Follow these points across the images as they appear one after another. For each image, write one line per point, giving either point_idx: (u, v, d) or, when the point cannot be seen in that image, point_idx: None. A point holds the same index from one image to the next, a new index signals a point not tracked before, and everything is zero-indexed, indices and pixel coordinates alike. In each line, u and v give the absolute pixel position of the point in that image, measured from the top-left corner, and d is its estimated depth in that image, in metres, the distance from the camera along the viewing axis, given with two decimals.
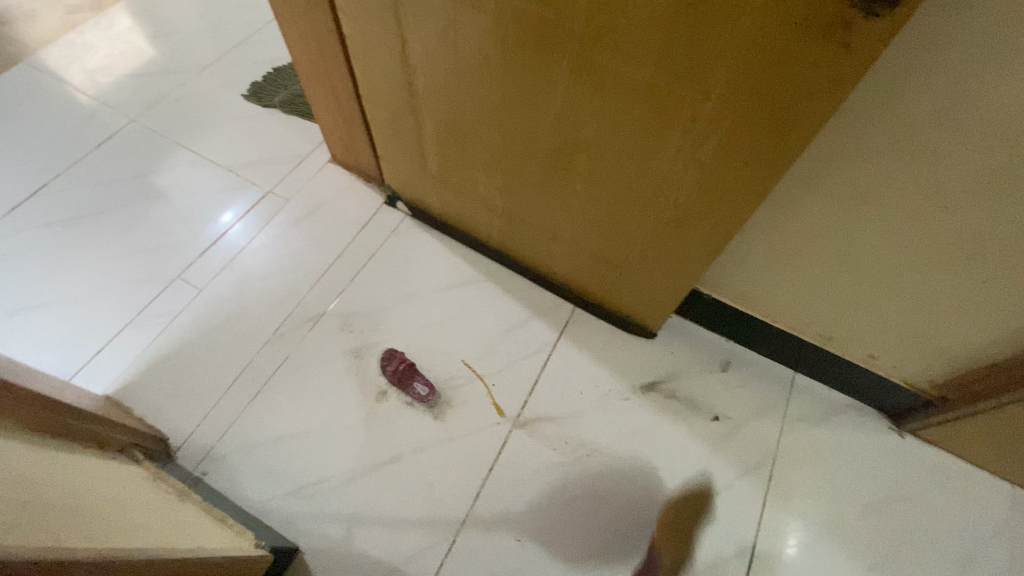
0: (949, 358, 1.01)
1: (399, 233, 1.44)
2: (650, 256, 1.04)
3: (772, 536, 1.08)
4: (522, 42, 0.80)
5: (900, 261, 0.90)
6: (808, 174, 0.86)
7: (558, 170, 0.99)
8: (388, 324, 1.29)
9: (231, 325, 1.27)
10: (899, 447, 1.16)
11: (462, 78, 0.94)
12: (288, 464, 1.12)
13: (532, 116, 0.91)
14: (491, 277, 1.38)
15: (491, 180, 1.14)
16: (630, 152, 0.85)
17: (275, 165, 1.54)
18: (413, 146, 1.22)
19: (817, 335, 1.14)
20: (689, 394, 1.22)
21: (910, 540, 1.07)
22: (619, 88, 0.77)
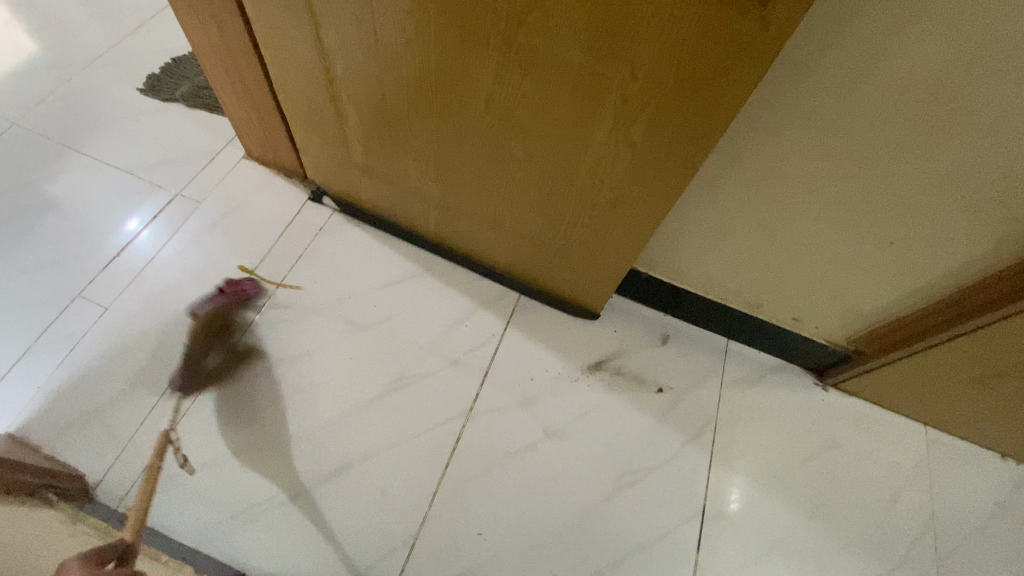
0: (860, 312, 1.11)
1: (329, 230, 1.36)
2: (589, 239, 1.05)
3: (718, 495, 1.14)
4: (449, 26, 0.77)
5: (815, 228, 0.97)
6: (730, 150, 0.90)
7: (495, 159, 0.98)
8: (325, 329, 1.23)
9: (146, 342, 1.17)
10: (824, 399, 1.26)
11: (387, 60, 0.89)
12: (229, 484, 1.05)
13: (462, 103, 0.89)
14: (432, 270, 1.34)
15: (423, 170, 1.11)
16: (566, 138, 0.85)
17: (184, 165, 1.41)
18: (336, 136, 1.15)
19: (747, 303, 1.21)
20: (633, 369, 1.26)
21: (837, 483, 1.17)
22: (548, 72, 0.76)
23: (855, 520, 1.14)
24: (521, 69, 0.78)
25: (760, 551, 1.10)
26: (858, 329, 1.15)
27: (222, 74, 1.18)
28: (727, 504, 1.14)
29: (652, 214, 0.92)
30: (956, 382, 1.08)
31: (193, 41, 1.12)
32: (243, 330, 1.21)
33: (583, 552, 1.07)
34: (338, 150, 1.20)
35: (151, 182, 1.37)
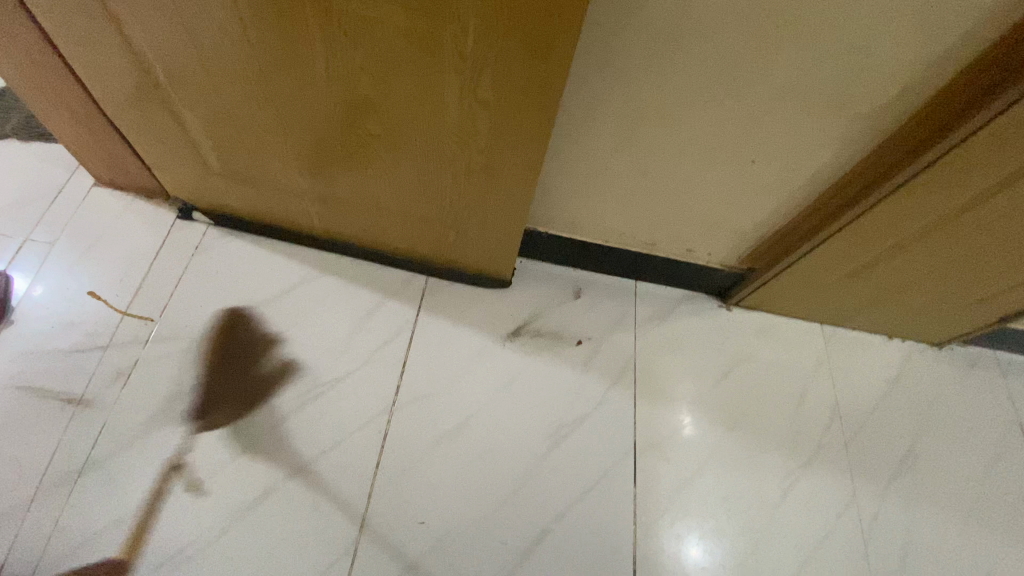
0: (869, 312, 1.15)
1: (212, 249, 1.09)
2: (625, 218, 1.02)
3: (765, 490, 1.03)
4: (349, 35, 0.64)
5: (755, 188, 0.90)
6: (672, 59, 0.70)
7: (391, 120, 0.75)
8: (305, 286, 1.08)
9: (20, 416, 0.90)
10: (845, 352, 1.20)
11: (291, 89, 0.75)
12: (208, 456, 0.91)
13: (331, 36, 0.65)
14: (335, 270, 1.10)
15: (290, 164, 0.90)
16: (673, 105, 0.76)
17: (31, 198, 1.08)
18: (268, 183, 0.96)
19: (647, 242, 1.08)
20: (552, 327, 1.12)
21: (881, 449, 1.10)
22: (644, 45, 0.68)
23: (904, 489, 1.07)
24: (478, 29, 0.60)
25: (831, 537, 1.00)
26: (858, 324, 1.20)
27: (104, 52, 0.78)
28: (773, 491, 1.03)
29: (707, 194, 0.92)
30: (920, 345, 1.24)
31: (63, 33, 0.77)
32: (173, 287, 1.04)
33: (619, 539, 0.95)
34: (299, 149, 0.86)
35: (15, 229, 1.05)
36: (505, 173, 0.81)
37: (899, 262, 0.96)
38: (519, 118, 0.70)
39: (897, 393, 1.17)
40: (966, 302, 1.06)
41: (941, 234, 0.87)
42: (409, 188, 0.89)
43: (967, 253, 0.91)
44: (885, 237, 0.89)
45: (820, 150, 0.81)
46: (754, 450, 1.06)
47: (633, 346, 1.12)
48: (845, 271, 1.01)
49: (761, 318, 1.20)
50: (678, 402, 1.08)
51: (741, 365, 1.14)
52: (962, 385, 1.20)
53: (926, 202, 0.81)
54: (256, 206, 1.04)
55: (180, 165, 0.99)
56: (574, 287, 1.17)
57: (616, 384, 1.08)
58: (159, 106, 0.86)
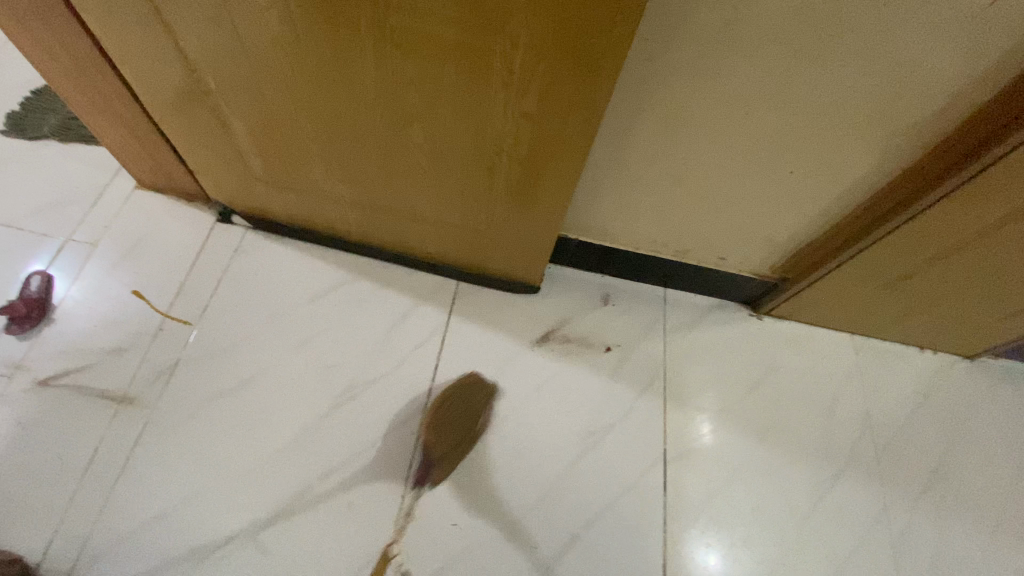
0: (902, 323, 1.14)
1: (249, 251, 1.11)
2: (657, 227, 1.02)
3: (794, 501, 1.02)
4: (398, 48, 0.66)
5: (792, 199, 0.89)
6: (716, 72, 0.70)
7: (433, 129, 0.76)
8: (339, 289, 1.09)
9: (65, 413, 0.93)
10: (876, 362, 1.19)
11: (336, 98, 0.76)
12: (245, 455, 0.93)
13: (380, 49, 0.67)
14: (368, 274, 1.12)
15: (329, 170, 0.91)
16: (715, 117, 0.76)
17: (74, 200, 1.12)
18: (306, 188, 0.98)
19: (678, 250, 1.08)
20: (580, 334, 1.12)
21: (912, 462, 1.09)
22: (688, 58, 0.69)
23: (935, 502, 1.06)
24: (527, 44, 0.61)
25: (862, 549, 1.00)
26: (889, 335, 1.19)
27: (156, 61, 0.80)
28: (803, 502, 1.03)
29: (742, 205, 0.92)
30: (952, 357, 1.22)
31: (118, 43, 0.79)
32: (211, 289, 1.06)
33: (647, 546, 0.95)
34: (340, 157, 0.88)
35: (60, 230, 1.08)
36: (544, 184, 0.81)
37: (936, 275, 0.95)
38: (561, 132, 0.70)
39: (929, 405, 1.16)
40: (1002, 316, 1.05)
41: (981, 248, 0.86)
42: (446, 196, 0.90)
43: (1007, 267, 0.90)
44: (923, 249, 0.89)
45: (862, 163, 0.80)
46: (783, 461, 1.06)
47: (662, 354, 1.13)
48: (881, 282, 1.00)
49: (791, 328, 1.20)
50: (706, 411, 1.08)
51: (770, 375, 1.14)
52: (996, 399, 1.18)
53: (968, 215, 0.80)
54: (293, 210, 1.06)
55: (222, 170, 1.01)
56: (602, 294, 1.17)
57: (645, 392, 1.08)
58: (206, 113, 0.88)
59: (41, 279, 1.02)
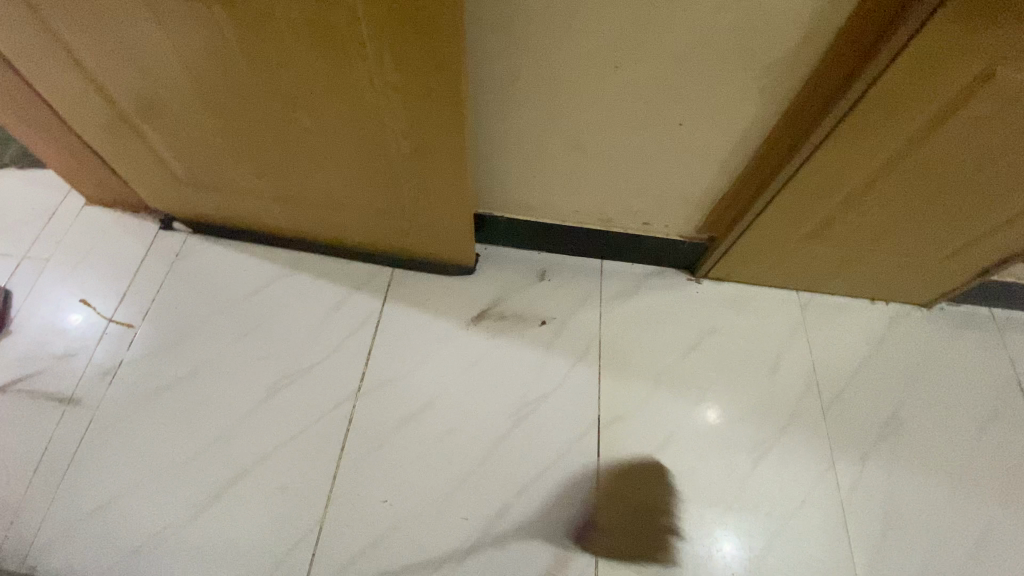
0: (843, 274, 1.12)
1: (190, 255, 1.16)
2: (574, 195, 1.03)
3: (737, 459, 1.01)
4: (258, 36, 0.69)
5: (690, 152, 0.90)
6: (570, 28, 0.71)
7: (316, 112, 0.79)
8: (278, 284, 1.13)
9: (18, 416, 0.98)
10: (825, 317, 1.17)
11: (224, 93, 0.80)
12: (185, 446, 0.96)
13: (244, 39, 0.70)
14: (306, 268, 1.16)
15: (244, 165, 0.96)
16: (586, 74, 0.77)
17: (27, 220, 1.18)
18: (229, 185, 1.02)
19: (601, 216, 1.09)
20: (516, 310, 1.13)
21: (863, 413, 1.07)
22: (541, 19, 0.70)
23: (889, 453, 1.03)
24: (366, 16, 0.63)
25: (808, 502, 0.98)
26: (837, 288, 1.17)
27: (63, 82, 0.85)
28: (745, 459, 1.01)
29: (645, 162, 0.93)
30: (908, 306, 1.19)
31: (24, 69, 0.84)
32: (155, 292, 1.11)
33: (583, 511, 0.95)
34: (250, 151, 0.92)
35: (14, 248, 1.15)
36: (434, 154, 0.84)
37: (855, 216, 0.94)
38: (429, 97, 0.73)
39: (881, 356, 1.13)
40: (941, 255, 1.02)
41: (888, 182, 0.85)
42: (355, 179, 0.94)
43: (922, 199, 0.88)
44: (832, 189, 0.88)
45: (746, 104, 0.80)
46: (725, 421, 1.04)
47: (599, 323, 1.13)
48: (804, 230, 0.99)
49: (733, 290, 1.19)
50: (644, 376, 1.08)
51: (710, 337, 1.13)
52: (955, 345, 1.15)
53: (861, 146, 0.79)
54: (226, 210, 1.10)
55: (154, 179, 1.06)
56: (538, 270, 1.18)
57: (581, 361, 1.08)
58: (120, 124, 0.93)
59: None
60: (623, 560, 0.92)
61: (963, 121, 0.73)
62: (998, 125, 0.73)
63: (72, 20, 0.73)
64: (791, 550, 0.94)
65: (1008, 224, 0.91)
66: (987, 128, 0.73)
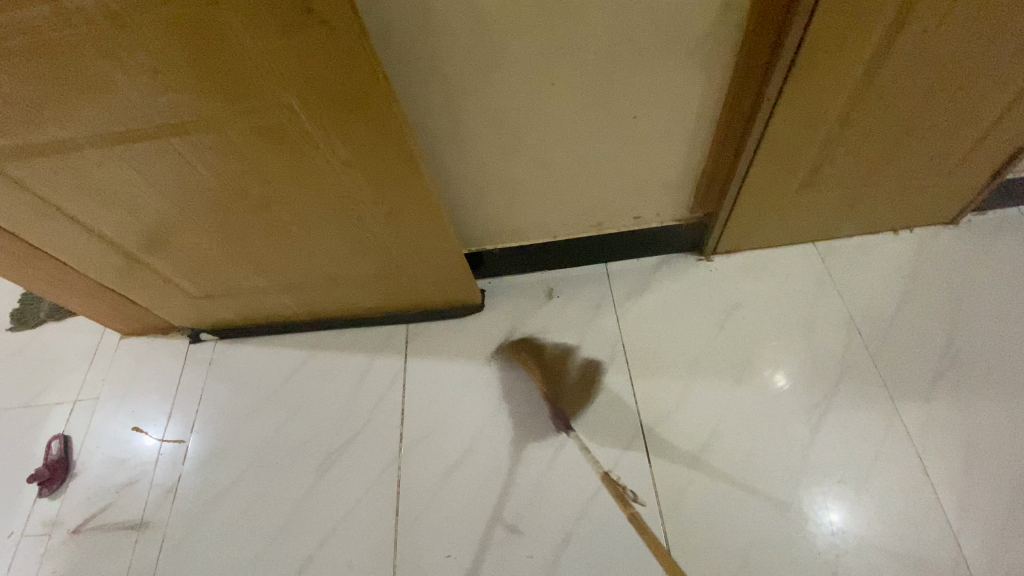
0: (852, 215, 1.07)
1: (221, 360, 1.22)
2: (556, 211, 1.04)
3: (793, 430, 0.96)
4: (217, 154, 0.74)
5: (652, 142, 0.89)
6: (494, 64, 0.74)
7: (289, 204, 0.84)
8: (305, 368, 1.17)
9: (98, 552, 1.03)
10: (849, 261, 1.12)
11: (204, 211, 0.85)
12: (252, 544, 0.99)
13: (207, 161, 0.75)
14: (327, 345, 1.19)
15: (243, 268, 1.01)
16: (527, 99, 0.79)
17: (73, 366, 1.27)
18: (237, 289, 1.08)
19: (589, 224, 1.09)
20: (532, 335, 1.13)
21: (915, 350, 1.01)
22: (468, 64, 0.73)
23: (954, 385, 0.96)
24: (303, 109, 0.67)
25: (881, 457, 0.92)
26: (851, 230, 1.12)
27: (68, 241, 0.93)
28: (801, 426, 0.96)
29: (613, 164, 0.93)
30: (934, 227, 1.13)
31: (34, 239, 0.92)
32: (195, 403, 1.17)
33: (647, 521, 0.92)
34: (243, 255, 0.97)
35: (66, 395, 1.23)
36: (407, 212, 0.87)
37: (842, 155, 0.91)
38: (385, 164, 0.76)
39: (918, 285, 1.07)
40: (947, 169, 0.97)
41: (860, 115, 0.83)
42: (346, 254, 0.97)
43: (905, 121, 0.85)
44: (807, 137, 0.85)
45: (692, 82, 0.80)
46: (770, 395, 1.00)
47: (617, 327, 1.12)
48: (795, 183, 0.96)
49: (745, 259, 1.16)
50: (675, 369, 1.05)
51: (734, 312, 1.10)
52: (997, 254, 1.08)
53: (822, 87, 0.77)
54: (241, 312, 1.16)
55: (170, 301, 1.13)
56: (546, 290, 1.18)
57: (608, 370, 1.07)
58: (128, 262, 1.00)
59: (59, 441, 1.15)
60: (700, 563, 0.88)
61: (915, 34, 0.71)
62: (953, 26, 0.70)
63: (59, 186, 0.79)
64: (879, 514, 0.88)
65: (1006, 120, 0.86)
66: (943, 33, 0.71)
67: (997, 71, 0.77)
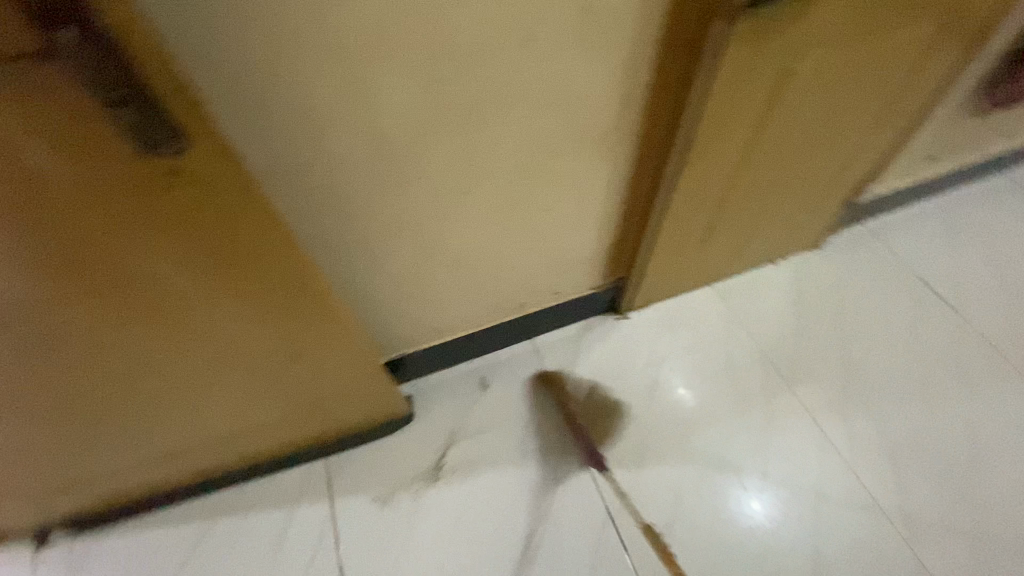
0: (743, 254, 1.16)
1: (88, 562, 0.95)
2: (477, 304, 0.98)
3: (745, 475, 1.01)
4: (54, 340, 0.57)
5: (566, 225, 0.88)
6: (399, 184, 0.67)
7: (166, 372, 0.68)
8: (210, 540, 0.96)
9: None
10: (748, 295, 1.21)
11: (41, 405, 0.66)
12: None
13: (41, 351, 0.58)
14: (232, 504, 0.99)
15: (104, 452, 0.80)
16: (439, 211, 0.73)
17: None
18: (96, 475, 0.84)
19: (511, 307, 1.04)
20: (475, 435, 1.04)
21: (822, 370, 1.11)
22: (369, 186, 0.65)
23: (859, 397, 1.08)
24: (176, 272, 0.55)
25: (821, 481, 1.00)
26: (743, 266, 1.22)
27: None
28: (750, 470, 1.01)
29: (530, 252, 0.90)
30: (806, 251, 1.27)
31: None
32: None
33: None
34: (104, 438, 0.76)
35: None
36: (319, 346, 0.75)
37: (732, 210, 0.98)
38: (288, 306, 0.65)
39: (808, 308, 1.19)
40: (810, 206, 1.10)
41: (743, 177, 0.90)
42: (245, 405, 0.82)
43: (777, 176, 0.94)
44: (704, 201, 0.91)
45: (598, 171, 0.80)
46: (716, 444, 1.03)
47: (560, 406, 1.07)
48: (695, 239, 1.01)
49: (660, 310, 1.19)
50: (625, 440, 1.04)
51: (664, 366, 1.12)
52: (856, 269, 1.24)
53: (714, 160, 0.81)
54: (107, 499, 0.91)
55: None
56: (478, 380, 1.10)
57: (562, 456, 1.02)
58: None
59: None
60: None
61: (783, 110, 0.78)
62: (808, 99, 0.79)
63: None
64: (833, 537, 0.96)
65: (849, 164, 1.00)
66: (802, 107, 0.79)
67: (839, 129, 0.89)
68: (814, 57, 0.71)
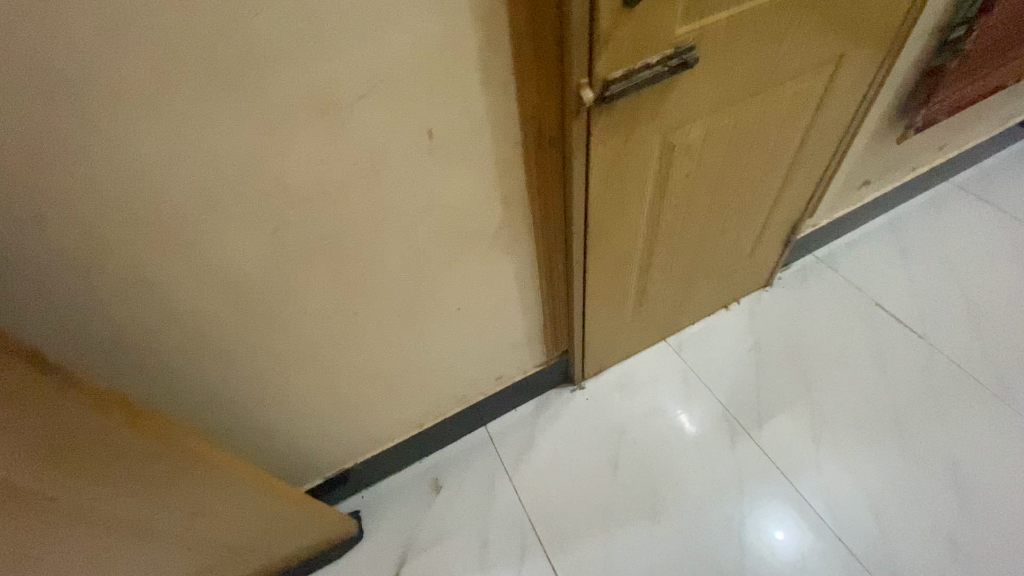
0: (688, 307, 1.13)
1: None
2: (409, 408, 0.92)
3: (726, 550, 0.92)
4: None
5: (485, 319, 0.84)
6: (277, 320, 0.63)
7: None
8: None
9: None
10: (703, 347, 1.16)
11: None
12: None
13: None
14: None
15: None
16: (334, 335, 0.69)
17: None
18: None
19: (451, 403, 0.99)
20: (430, 546, 0.96)
21: (789, 419, 1.05)
22: (244, 327, 0.62)
23: (832, 443, 1.01)
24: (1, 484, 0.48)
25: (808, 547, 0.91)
26: (693, 318, 1.18)
27: None
28: (730, 545, 0.93)
29: (451, 350, 0.86)
30: (757, 291, 1.23)
31: None
32: None
33: None
34: None
35: None
36: (218, 504, 0.68)
37: (660, 273, 0.94)
38: (162, 473, 0.59)
39: (766, 352, 1.14)
40: (746, 252, 1.07)
41: (661, 242, 0.87)
42: None
43: (698, 234, 0.91)
44: (625, 271, 0.87)
45: (502, 265, 0.76)
46: (690, 519, 0.96)
47: (518, 500, 1.00)
48: (629, 305, 0.97)
49: (614, 376, 1.14)
50: (590, 528, 0.96)
51: (624, 437, 1.06)
52: (810, 305, 1.20)
53: (621, 236, 0.78)
54: None
55: None
56: (429, 481, 1.03)
57: (526, 557, 0.94)
58: None
59: None
60: None
61: (680, 178, 0.76)
62: (703, 164, 0.77)
63: None
64: None
65: (771, 209, 0.98)
66: (699, 171, 0.77)
67: (749, 181, 0.87)
68: (695, 128, 0.69)
